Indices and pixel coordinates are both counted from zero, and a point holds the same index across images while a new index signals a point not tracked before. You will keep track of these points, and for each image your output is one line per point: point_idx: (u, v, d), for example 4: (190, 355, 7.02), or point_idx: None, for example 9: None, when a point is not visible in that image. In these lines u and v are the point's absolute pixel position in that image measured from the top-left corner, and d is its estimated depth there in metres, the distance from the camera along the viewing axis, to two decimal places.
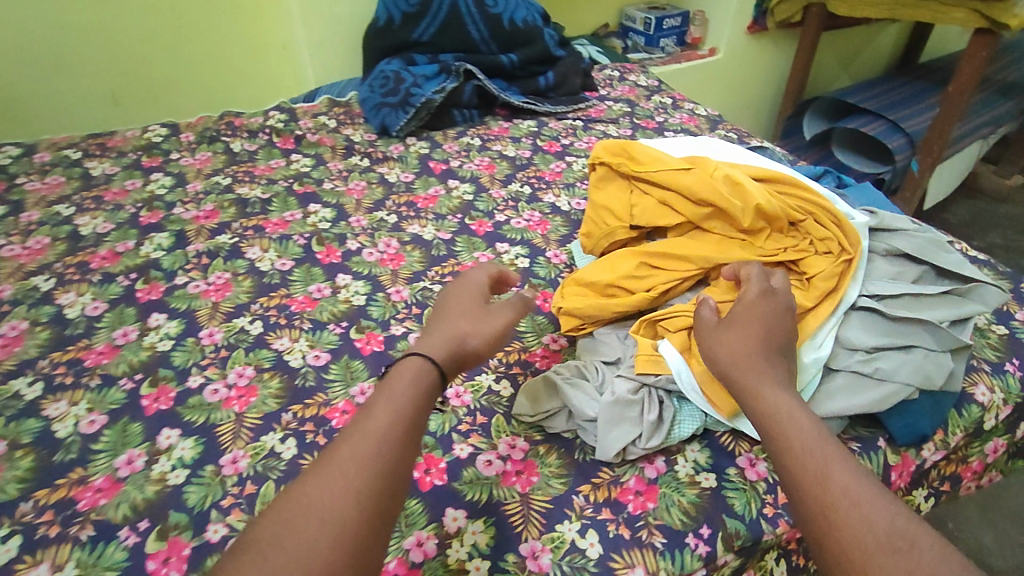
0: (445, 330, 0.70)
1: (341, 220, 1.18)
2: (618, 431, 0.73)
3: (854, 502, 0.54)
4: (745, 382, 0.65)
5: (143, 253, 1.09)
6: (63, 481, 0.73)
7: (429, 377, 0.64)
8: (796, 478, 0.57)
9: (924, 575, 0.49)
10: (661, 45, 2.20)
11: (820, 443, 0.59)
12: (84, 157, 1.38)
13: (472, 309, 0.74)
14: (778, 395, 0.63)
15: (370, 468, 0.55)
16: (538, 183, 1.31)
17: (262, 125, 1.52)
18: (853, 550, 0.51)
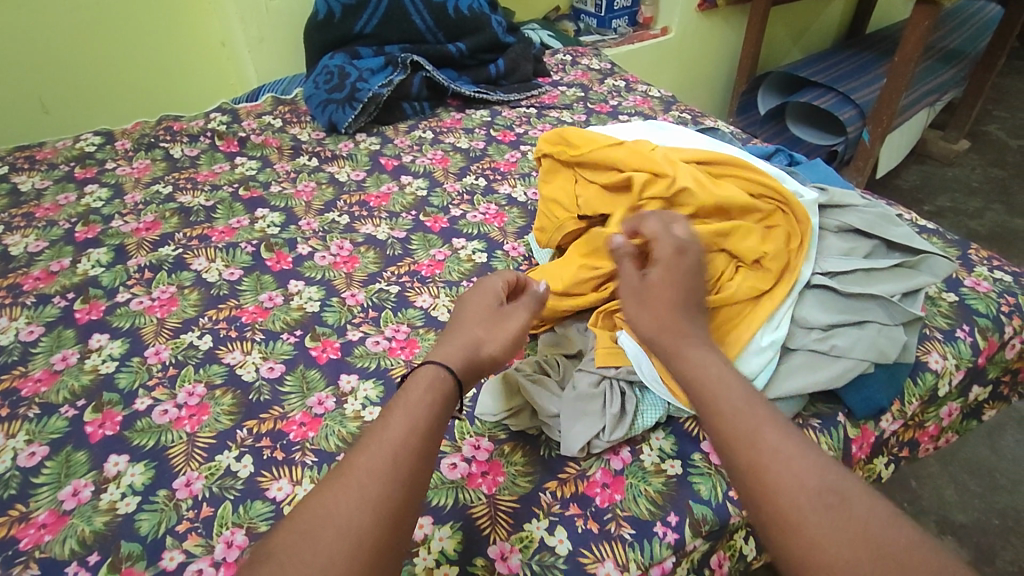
0: (460, 338, 0.69)
1: (291, 224, 1.14)
2: (581, 425, 0.72)
3: (783, 457, 0.55)
4: (671, 345, 0.66)
5: (80, 270, 1.04)
6: (3, 519, 0.69)
7: (447, 385, 0.64)
8: (731, 440, 0.58)
9: (854, 527, 0.50)
10: (613, 27, 2.20)
11: (751, 402, 0.60)
12: (12, 172, 1.31)
13: (487, 312, 0.73)
14: (704, 359, 0.65)
15: (392, 480, 0.55)
16: (494, 174, 1.28)
17: (203, 129, 1.46)
18: (786, 508, 0.52)
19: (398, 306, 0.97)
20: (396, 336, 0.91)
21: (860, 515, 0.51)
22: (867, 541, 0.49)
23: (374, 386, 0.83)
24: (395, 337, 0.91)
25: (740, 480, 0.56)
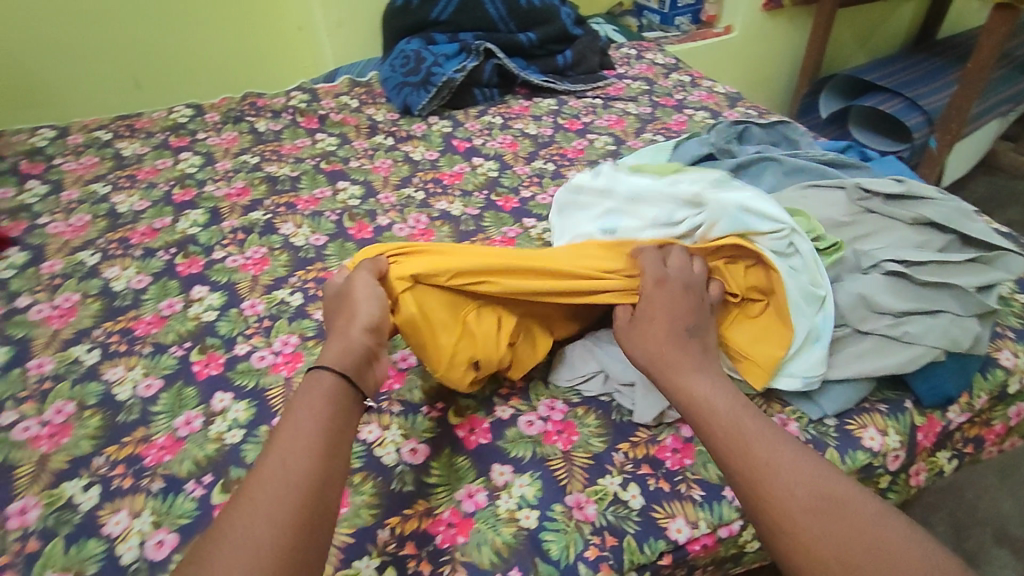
0: (330, 349, 0.66)
1: (370, 197, 1.21)
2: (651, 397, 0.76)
3: (785, 472, 0.58)
4: (665, 373, 0.68)
5: (180, 229, 1.12)
6: (129, 439, 0.77)
7: (335, 389, 0.63)
8: (736, 460, 0.60)
9: (855, 538, 0.53)
10: (676, 24, 2.21)
11: (751, 420, 0.63)
12: (115, 138, 1.41)
13: (355, 311, 0.70)
14: (697, 381, 0.67)
15: (303, 482, 0.55)
16: (562, 160, 1.31)
17: (285, 105, 1.54)
18: (789, 523, 0.55)
19: None
20: None
21: (860, 524, 0.54)
22: (869, 550, 0.53)
23: None
24: None
25: (744, 498, 0.59)
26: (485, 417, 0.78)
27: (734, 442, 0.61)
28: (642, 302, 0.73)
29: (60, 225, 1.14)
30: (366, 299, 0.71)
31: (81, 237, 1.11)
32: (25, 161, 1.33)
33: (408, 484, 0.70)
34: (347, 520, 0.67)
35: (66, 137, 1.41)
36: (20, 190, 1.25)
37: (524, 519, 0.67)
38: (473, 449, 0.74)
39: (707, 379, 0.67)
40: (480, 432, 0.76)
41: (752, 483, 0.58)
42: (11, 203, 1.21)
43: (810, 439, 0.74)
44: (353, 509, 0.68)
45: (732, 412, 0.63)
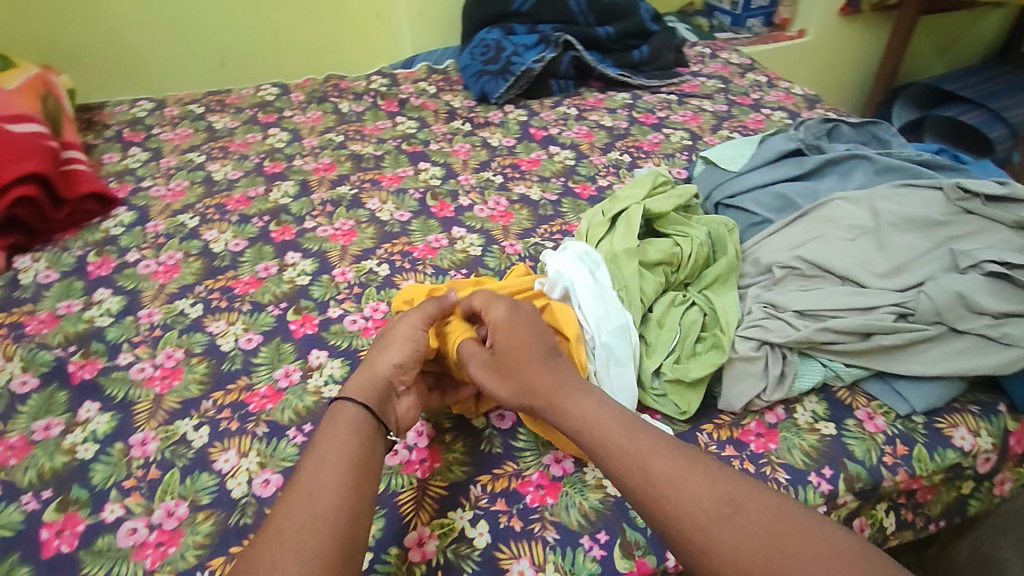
0: (361, 383, 0.68)
1: (451, 178, 1.24)
2: (742, 386, 0.75)
3: (680, 485, 0.57)
4: (547, 401, 0.67)
5: (272, 198, 1.18)
6: (233, 386, 0.82)
7: (358, 423, 0.64)
8: (638, 482, 0.59)
9: (752, 536, 0.53)
10: (748, 26, 2.19)
11: (630, 435, 0.62)
12: (208, 112, 1.46)
13: (397, 348, 0.71)
14: (582, 400, 0.66)
15: (331, 511, 0.56)
16: (638, 152, 1.32)
17: (366, 88, 1.56)
18: (691, 530, 0.55)
19: None
20: None
21: (753, 521, 0.54)
22: (778, 549, 0.53)
23: None
24: None
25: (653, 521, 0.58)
26: None
27: (630, 465, 0.60)
28: (494, 333, 0.72)
29: (161, 189, 1.20)
30: (409, 338, 0.72)
31: (181, 201, 1.17)
32: (126, 129, 1.39)
33: (497, 446, 0.74)
34: (441, 474, 0.71)
35: (163, 109, 1.45)
36: (124, 155, 1.30)
37: (611, 487, 0.70)
38: None
39: (592, 397, 0.66)
40: None
41: (652, 502, 0.58)
42: (116, 167, 1.27)
43: (897, 433, 0.74)
44: (445, 465, 0.72)
45: (621, 427, 0.63)
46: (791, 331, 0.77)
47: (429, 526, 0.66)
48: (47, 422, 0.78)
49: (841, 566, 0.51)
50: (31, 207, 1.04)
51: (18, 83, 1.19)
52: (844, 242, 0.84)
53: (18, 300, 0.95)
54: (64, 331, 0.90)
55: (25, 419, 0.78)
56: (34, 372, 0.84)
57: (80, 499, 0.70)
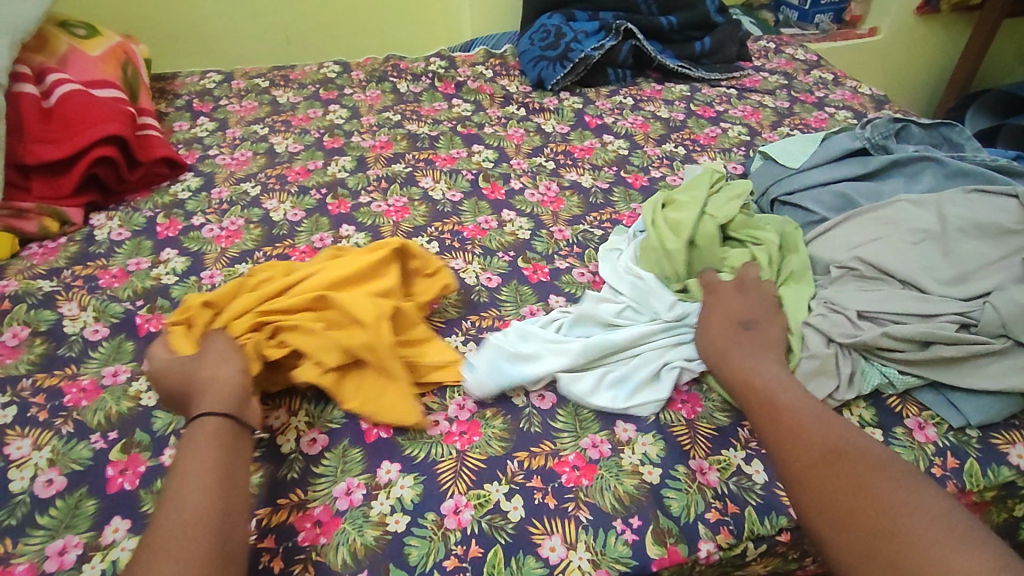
0: (206, 397, 0.68)
1: (503, 162, 1.25)
2: (816, 385, 0.74)
3: (820, 433, 0.62)
4: (722, 351, 0.75)
5: (330, 172, 1.21)
6: None
7: (220, 428, 0.65)
8: (779, 421, 0.65)
9: (853, 487, 0.58)
10: (815, 21, 2.11)
11: (793, 392, 0.68)
12: (272, 87, 1.50)
13: (209, 364, 0.72)
14: (750, 360, 0.72)
15: (203, 517, 0.57)
16: (694, 146, 1.30)
17: (425, 70, 1.56)
18: (798, 468, 0.61)
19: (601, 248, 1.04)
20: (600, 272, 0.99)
21: (862, 479, 0.58)
22: (867, 505, 0.56)
23: None
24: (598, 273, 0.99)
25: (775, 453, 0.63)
26: None
27: (773, 408, 0.66)
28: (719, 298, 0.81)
29: (226, 158, 1.25)
30: (208, 358, 0.73)
31: (244, 170, 1.21)
32: (196, 99, 1.44)
33: (536, 425, 0.75)
34: (479, 447, 0.73)
35: (230, 82, 1.50)
36: (193, 124, 1.35)
37: (647, 474, 0.70)
38: None
39: (763, 359, 0.73)
40: None
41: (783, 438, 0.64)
42: (185, 135, 1.32)
43: (948, 446, 0.72)
44: (484, 439, 0.74)
45: (784, 384, 0.69)
46: (854, 331, 0.75)
47: (466, 496, 0.68)
48: (115, 369, 0.83)
49: (931, 528, 0.53)
50: (109, 167, 1.09)
51: (101, 50, 1.25)
52: (907, 245, 0.82)
53: (93, 254, 1.01)
54: (133, 286, 0.95)
55: (95, 364, 0.83)
56: (105, 322, 0.89)
57: (142, 442, 0.74)
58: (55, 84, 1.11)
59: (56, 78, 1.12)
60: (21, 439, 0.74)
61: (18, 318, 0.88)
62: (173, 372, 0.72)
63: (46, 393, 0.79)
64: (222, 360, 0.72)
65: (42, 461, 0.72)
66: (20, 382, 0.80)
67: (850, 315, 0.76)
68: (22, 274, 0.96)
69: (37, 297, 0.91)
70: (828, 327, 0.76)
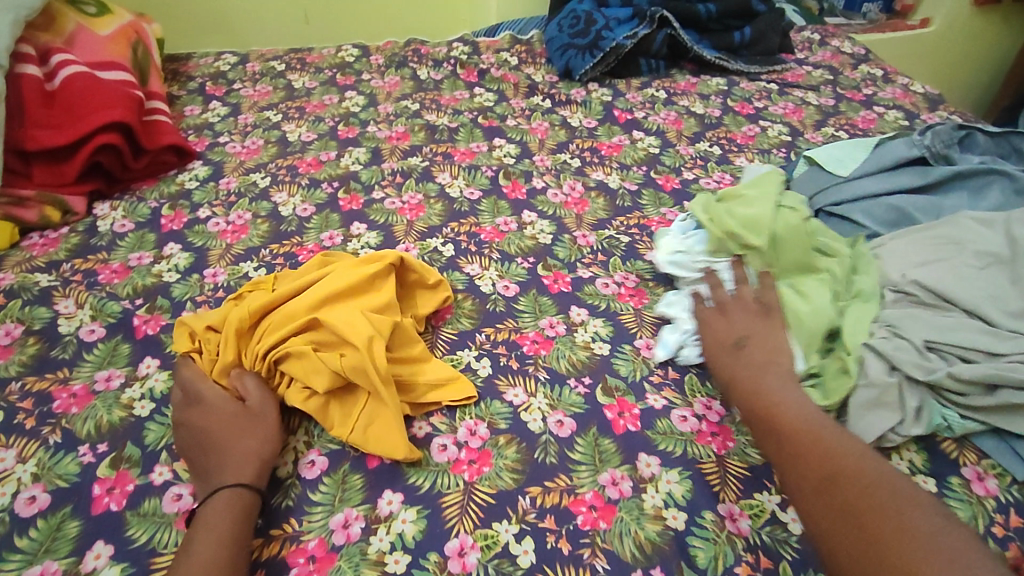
0: (229, 466, 0.64)
1: (525, 158, 1.17)
2: (876, 416, 0.67)
3: (824, 444, 0.61)
4: (729, 374, 0.72)
5: (343, 164, 1.15)
6: None
7: (235, 509, 0.61)
8: (784, 437, 0.63)
9: (848, 514, 0.55)
10: (862, 11, 1.98)
11: (793, 399, 0.66)
12: (288, 70, 1.44)
13: (236, 424, 0.68)
14: (753, 376, 0.70)
15: None
16: (730, 145, 1.22)
17: (447, 55, 1.49)
18: (799, 494, 0.59)
19: (627, 256, 0.97)
20: (626, 284, 0.92)
21: (857, 502, 0.56)
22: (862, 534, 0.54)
23: (604, 325, 0.85)
24: (625, 284, 0.92)
25: (780, 467, 0.62)
26: (636, 403, 0.75)
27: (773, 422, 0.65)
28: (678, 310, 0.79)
29: (236, 146, 1.19)
30: (233, 411, 0.70)
31: (254, 159, 1.16)
32: (209, 82, 1.38)
33: (551, 456, 0.70)
34: (488, 480, 0.67)
35: (245, 64, 1.45)
36: (204, 109, 1.30)
37: (671, 519, 0.64)
38: (620, 435, 0.72)
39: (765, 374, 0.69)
40: (629, 417, 0.74)
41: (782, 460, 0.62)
42: (196, 120, 1.27)
43: (1011, 501, 0.65)
44: (494, 470, 0.68)
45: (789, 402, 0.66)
46: (922, 361, 0.68)
47: (472, 536, 0.63)
48: (108, 374, 0.79)
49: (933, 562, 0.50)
50: (113, 155, 1.05)
51: (110, 30, 1.20)
52: (973, 271, 0.74)
53: (94, 247, 0.97)
54: (133, 283, 0.91)
55: (88, 368, 0.79)
56: (101, 322, 0.85)
57: (132, 458, 0.70)
58: (59, 66, 1.06)
59: (61, 59, 1.07)
60: (6, 449, 0.70)
61: (12, 315, 0.84)
62: (193, 424, 0.69)
63: (36, 398, 0.75)
64: (251, 419, 0.69)
65: (26, 475, 0.68)
66: (8, 385, 0.76)
67: (915, 344, 0.69)
68: (20, 267, 0.92)
69: (33, 293, 0.87)
70: (895, 354, 0.68)
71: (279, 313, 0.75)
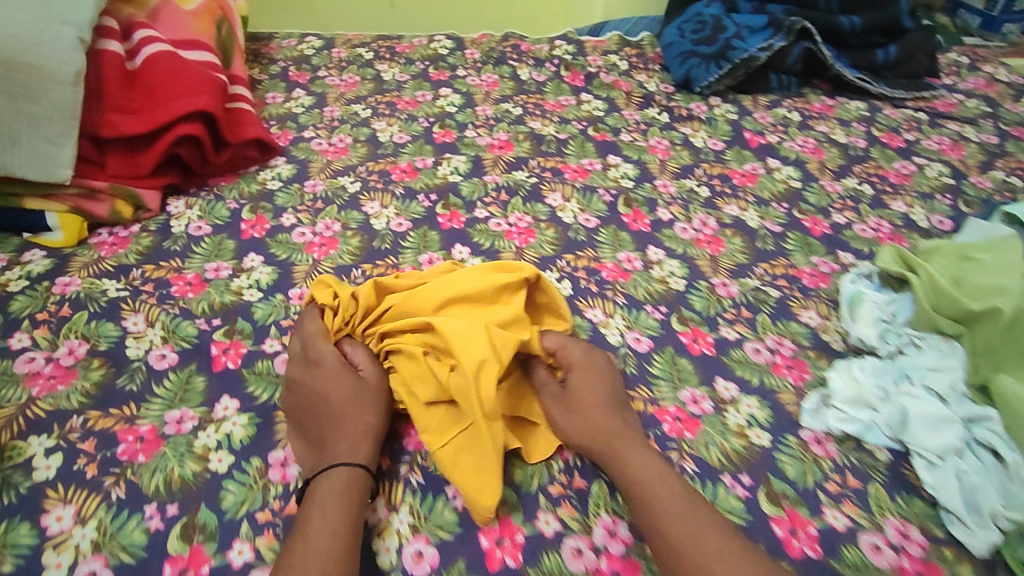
0: (339, 441, 0.61)
1: (646, 181, 1.03)
2: None
3: (664, 513, 0.56)
4: (609, 445, 0.62)
5: (441, 174, 1.02)
6: None
7: (355, 480, 0.59)
8: (650, 513, 0.57)
9: None
10: (1003, 31, 1.77)
11: (632, 450, 0.62)
12: (376, 59, 1.31)
13: (346, 399, 0.64)
14: (646, 457, 0.61)
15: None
16: (883, 185, 1.05)
17: (550, 54, 1.34)
18: None
19: (777, 314, 0.82)
20: (781, 351, 0.78)
21: None
22: None
23: (760, 407, 0.72)
24: (779, 351, 0.78)
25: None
26: (811, 518, 0.62)
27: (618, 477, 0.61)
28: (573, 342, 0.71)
29: (322, 143, 1.07)
30: (346, 383, 0.65)
31: (342, 160, 1.03)
32: (292, 67, 1.27)
33: None
34: None
35: (330, 49, 1.32)
36: (288, 97, 1.18)
37: None
38: (799, 560, 0.59)
39: (653, 454, 0.62)
40: (806, 538, 0.60)
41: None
42: (278, 109, 1.15)
43: None
44: None
45: (683, 498, 0.58)
46: None
47: None
48: (181, 414, 0.68)
49: None
50: (192, 147, 0.93)
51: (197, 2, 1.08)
52: None
53: (166, 252, 0.86)
54: (209, 300, 0.80)
55: (158, 406, 0.68)
56: (174, 346, 0.74)
57: (207, 527, 0.59)
58: (143, 42, 0.95)
59: (144, 35, 0.96)
60: (62, 506, 0.59)
61: (76, 330, 0.74)
62: (311, 388, 0.66)
63: (99, 439, 0.64)
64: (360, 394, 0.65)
65: (84, 542, 0.57)
66: (69, 419, 0.66)
67: None
68: (86, 270, 0.82)
69: (100, 305, 0.77)
70: None
71: (402, 304, 0.69)
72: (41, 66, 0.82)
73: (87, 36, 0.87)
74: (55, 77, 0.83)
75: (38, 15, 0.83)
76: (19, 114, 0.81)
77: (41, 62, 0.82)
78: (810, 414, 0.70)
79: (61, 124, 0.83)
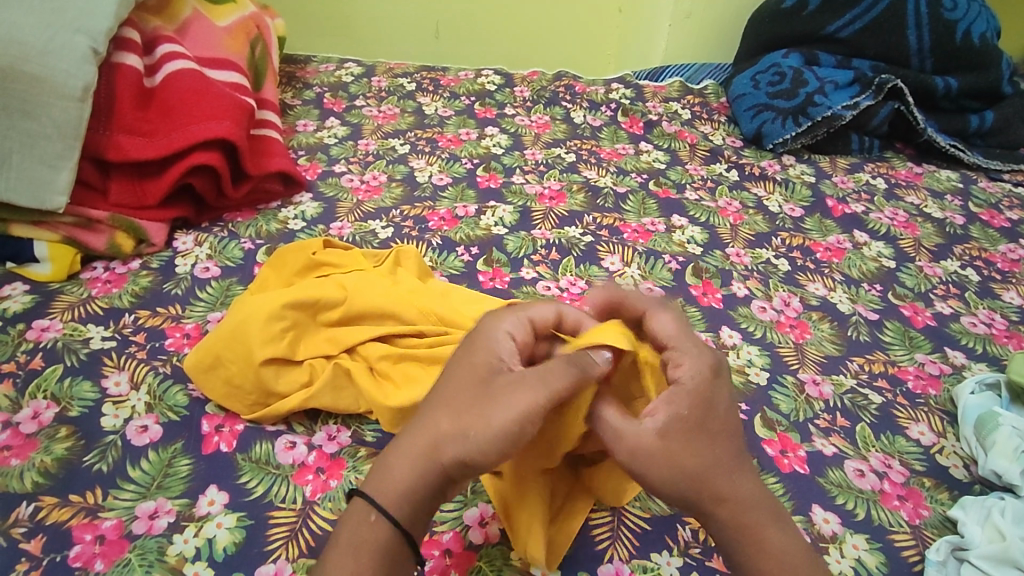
0: (428, 426, 0.47)
1: (715, 248, 0.90)
2: None
3: (763, 535, 0.47)
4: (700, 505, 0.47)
5: (484, 224, 0.90)
6: None
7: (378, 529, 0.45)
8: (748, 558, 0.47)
9: None
10: None
11: (708, 460, 0.46)
12: (419, 92, 1.21)
13: (480, 387, 0.47)
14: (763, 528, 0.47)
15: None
16: (990, 270, 0.91)
17: (606, 98, 1.23)
18: None
19: (881, 426, 0.69)
20: (890, 476, 0.64)
21: None
22: None
23: (871, 550, 0.58)
24: (888, 477, 0.64)
25: None
26: None
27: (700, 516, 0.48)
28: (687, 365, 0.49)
29: (354, 179, 0.96)
30: (479, 404, 0.46)
31: (375, 201, 0.92)
32: (328, 94, 1.17)
33: None
34: None
35: (370, 78, 1.23)
36: (320, 126, 1.08)
37: None
38: None
39: (766, 525, 0.47)
40: None
41: None
42: (309, 138, 1.05)
43: None
44: None
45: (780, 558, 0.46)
46: None
47: None
48: (155, 508, 0.55)
49: None
50: (208, 178, 0.83)
51: (231, 20, 1.00)
52: None
53: (166, 296, 0.74)
54: None
55: (130, 495, 0.55)
56: (158, 416, 0.61)
57: None
58: (166, 58, 0.86)
59: (168, 50, 0.87)
60: None
61: (46, 389, 0.62)
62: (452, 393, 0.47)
63: (48, 537, 0.52)
64: (494, 388, 0.46)
65: None
66: (16, 507, 0.54)
67: None
68: (71, 312, 0.70)
69: (79, 358, 0.65)
70: None
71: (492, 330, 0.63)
72: (45, 77, 0.72)
73: (102, 47, 0.77)
74: (60, 91, 0.73)
75: (48, 21, 0.74)
76: (14, 130, 0.72)
77: (46, 73, 0.72)
78: (938, 569, 0.57)
79: (61, 144, 0.73)
